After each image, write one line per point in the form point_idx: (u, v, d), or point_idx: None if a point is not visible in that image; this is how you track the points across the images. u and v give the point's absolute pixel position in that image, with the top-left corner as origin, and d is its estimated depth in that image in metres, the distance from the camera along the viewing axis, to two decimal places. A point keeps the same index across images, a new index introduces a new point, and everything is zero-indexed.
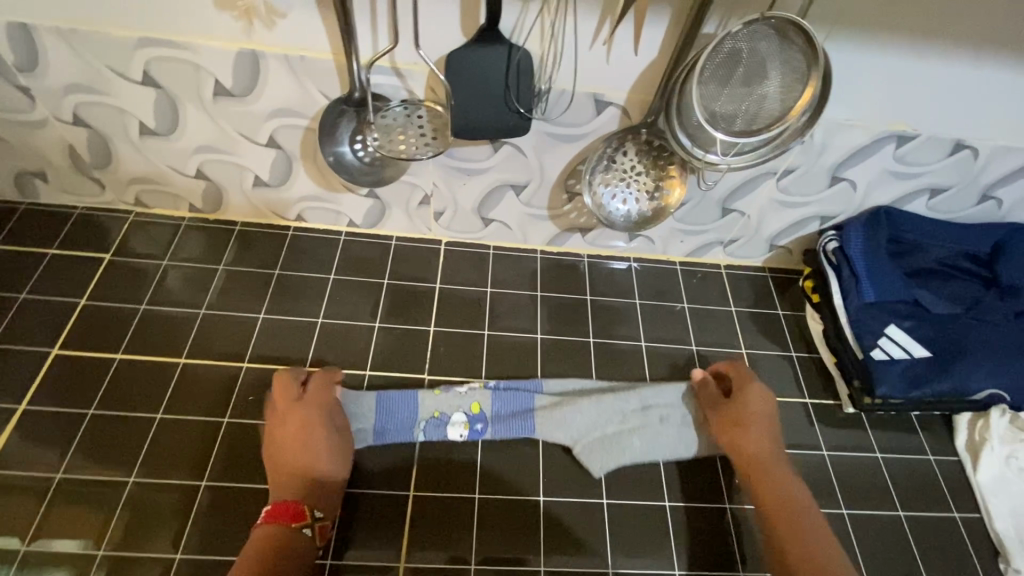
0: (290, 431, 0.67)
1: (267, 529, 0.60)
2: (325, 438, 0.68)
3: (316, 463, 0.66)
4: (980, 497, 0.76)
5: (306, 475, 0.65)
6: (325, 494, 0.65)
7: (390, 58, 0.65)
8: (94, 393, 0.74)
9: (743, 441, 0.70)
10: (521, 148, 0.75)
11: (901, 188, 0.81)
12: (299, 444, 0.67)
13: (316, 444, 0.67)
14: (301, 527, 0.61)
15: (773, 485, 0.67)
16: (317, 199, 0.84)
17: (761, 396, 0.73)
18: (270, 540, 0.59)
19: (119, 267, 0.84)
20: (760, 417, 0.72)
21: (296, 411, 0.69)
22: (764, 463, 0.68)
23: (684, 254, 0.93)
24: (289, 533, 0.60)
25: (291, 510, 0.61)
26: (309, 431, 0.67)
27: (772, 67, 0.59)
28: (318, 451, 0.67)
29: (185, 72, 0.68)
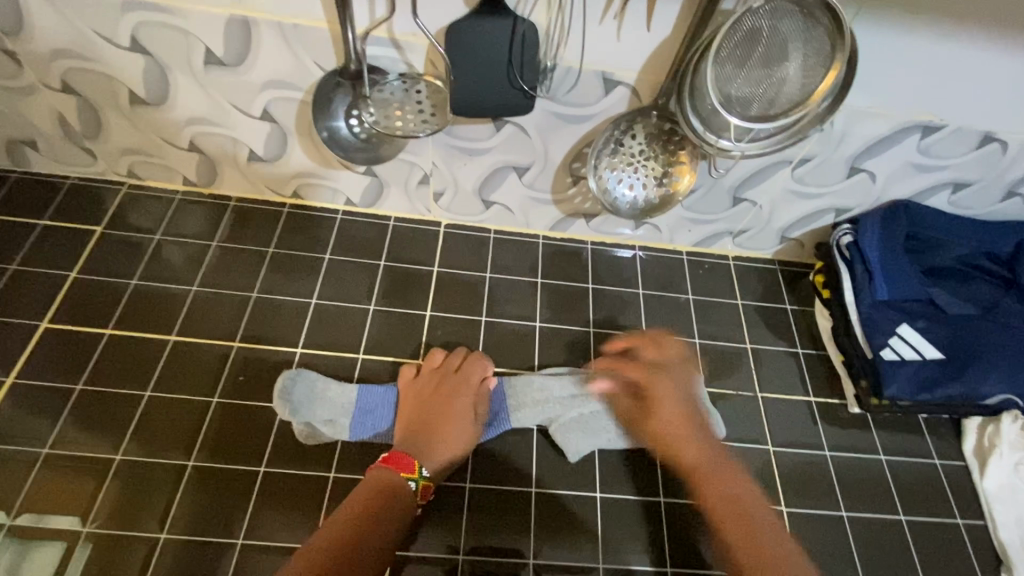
0: (442, 397, 0.70)
1: (380, 473, 0.61)
2: (468, 410, 0.71)
3: (444, 429, 0.69)
4: (985, 504, 0.74)
5: (431, 438, 0.67)
6: (438, 460, 0.66)
7: (388, 28, 0.61)
8: (83, 368, 0.73)
9: (689, 449, 0.57)
10: (524, 128, 0.71)
11: (923, 181, 0.77)
12: (444, 410, 0.69)
13: (458, 412, 0.70)
14: (409, 481, 0.62)
15: (724, 495, 0.53)
16: (314, 176, 0.82)
17: (668, 380, 0.63)
18: (378, 486, 0.60)
19: (112, 240, 0.82)
20: (675, 404, 0.61)
21: (450, 383, 0.72)
22: (715, 480, 0.54)
23: (692, 244, 0.90)
24: (397, 483, 0.61)
25: (404, 461, 0.63)
26: (453, 400, 0.71)
27: (794, 48, 0.55)
28: (456, 419, 0.70)
29: (174, 38, 0.65)
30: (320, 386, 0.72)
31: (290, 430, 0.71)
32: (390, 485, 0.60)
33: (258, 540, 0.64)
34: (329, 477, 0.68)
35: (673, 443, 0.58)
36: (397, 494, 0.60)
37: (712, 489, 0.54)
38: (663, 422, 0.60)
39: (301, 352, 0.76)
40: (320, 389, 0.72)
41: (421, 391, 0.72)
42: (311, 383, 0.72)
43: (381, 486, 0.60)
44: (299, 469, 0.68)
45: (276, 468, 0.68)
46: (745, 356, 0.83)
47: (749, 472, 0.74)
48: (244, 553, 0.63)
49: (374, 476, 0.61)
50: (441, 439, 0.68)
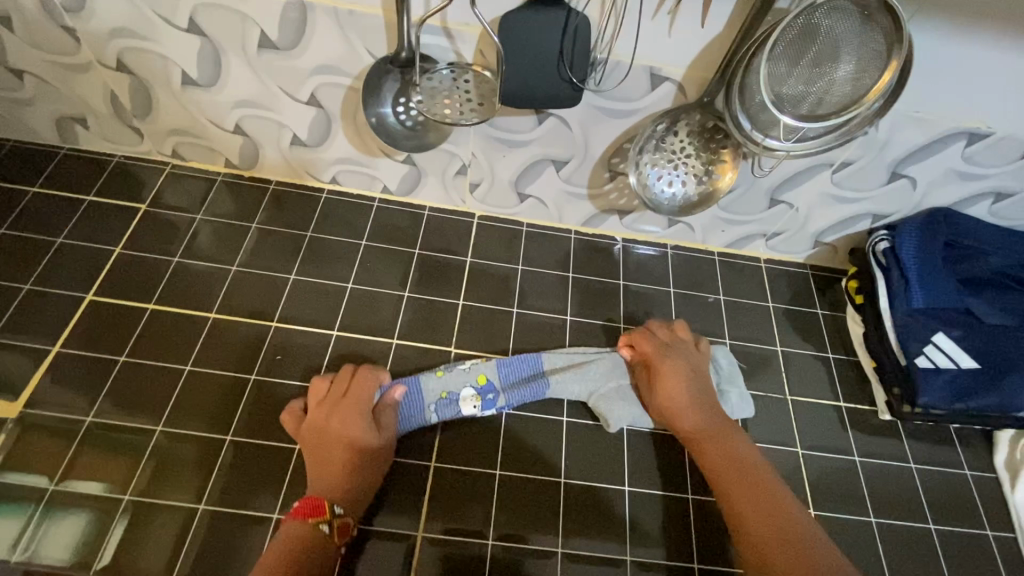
0: (332, 428, 0.67)
1: (290, 526, 0.59)
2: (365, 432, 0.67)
3: (345, 460, 0.65)
4: (1016, 517, 0.73)
5: (334, 474, 0.64)
6: (350, 492, 0.63)
7: (441, 17, 0.62)
8: (125, 342, 0.74)
9: (685, 414, 0.68)
10: (567, 121, 0.72)
11: (964, 189, 0.77)
12: (339, 439, 0.66)
13: (350, 440, 0.66)
14: (320, 524, 0.59)
15: (708, 436, 0.66)
16: (353, 163, 0.83)
17: (677, 362, 0.72)
18: (289, 536, 0.58)
19: (154, 219, 0.84)
20: (684, 382, 0.70)
21: (338, 410, 0.68)
22: (707, 434, 0.67)
23: (724, 245, 0.90)
24: (305, 529, 0.59)
25: (311, 506, 0.60)
26: (342, 429, 0.67)
27: (849, 49, 0.55)
28: (355, 445, 0.66)
29: (230, 20, 0.67)
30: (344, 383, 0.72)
31: None
32: (298, 534, 0.58)
33: None
34: None
35: (676, 412, 0.69)
36: (307, 541, 0.58)
37: (699, 437, 0.67)
38: (673, 393, 0.70)
39: (336, 335, 0.77)
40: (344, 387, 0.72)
41: (314, 426, 0.67)
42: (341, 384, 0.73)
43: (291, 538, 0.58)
44: None
45: None
46: (774, 359, 0.83)
47: (778, 473, 0.74)
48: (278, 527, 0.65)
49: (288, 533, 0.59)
50: (344, 470, 0.64)
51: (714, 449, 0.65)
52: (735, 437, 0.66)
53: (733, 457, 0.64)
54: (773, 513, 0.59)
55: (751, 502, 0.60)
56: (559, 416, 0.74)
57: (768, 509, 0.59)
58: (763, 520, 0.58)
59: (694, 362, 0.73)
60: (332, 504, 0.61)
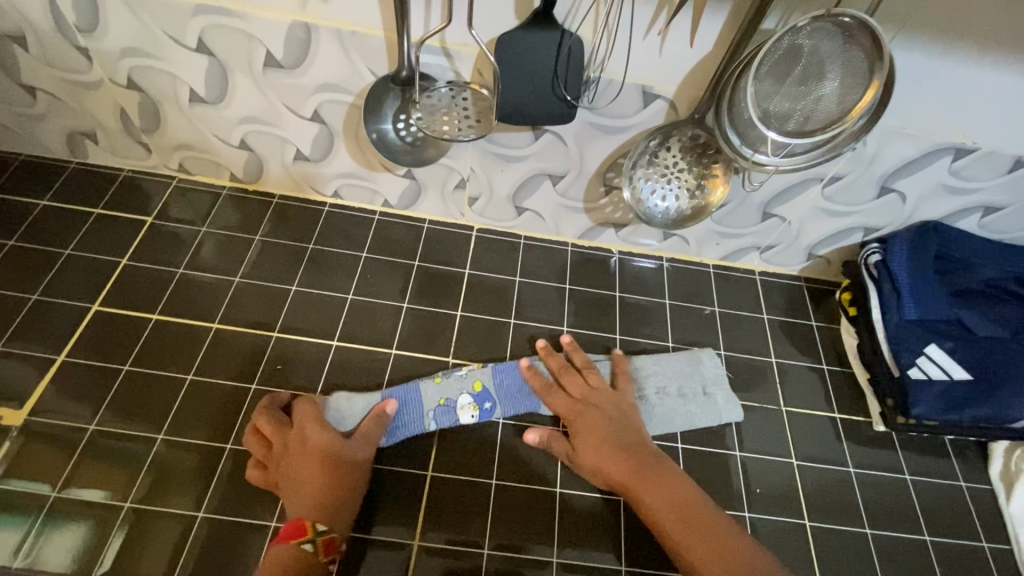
0: (289, 453, 0.66)
1: (276, 551, 0.59)
2: (330, 450, 0.66)
3: (316, 480, 0.64)
4: (1012, 529, 0.74)
5: (308, 495, 0.63)
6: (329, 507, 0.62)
7: (441, 38, 0.64)
8: (129, 351, 0.76)
9: (606, 452, 0.67)
10: (563, 137, 0.74)
11: (954, 203, 0.78)
12: (310, 455, 0.65)
13: (315, 461, 0.65)
14: (303, 543, 0.59)
15: (632, 470, 0.65)
16: (355, 177, 0.85)
17: (593, 395, 0.73)
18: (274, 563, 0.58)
19: (160, 231, 0.86)
20: (600, 416, 0.71)
21: (291, 436, 0.67)
22: (632, 470, 0.65)
23: (718, 257, 0.92)
24: (289, 551, 0.59)
25: (295, 526, 0.60)
26: (301, 452, 0.66)
27: (833, 68, 0.57)
28: (325, 465, 0.65)
29: (238, 41, 0.69)
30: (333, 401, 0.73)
31: None
32: (284, 558, 0.58)
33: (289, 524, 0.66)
34: None
35: (603, 441, 0.68)
36: (293, 562, 0.58)
37: (624, 477, 0.65)
38: (593, 433, 0.69)
39: (336, 345, 0.79)
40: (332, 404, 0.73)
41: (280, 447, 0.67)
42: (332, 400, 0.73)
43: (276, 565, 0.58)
44: None
45: None
46: (769, 370, 0.84)
47: (773, 484, 0.74)
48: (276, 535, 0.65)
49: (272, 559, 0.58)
50: (317, 489, 0.63)
51: (639, 485, 0.64)
52: (653, 459, 0.67)
53: (658, 488, 0.64)
54: (705, 532, 0.60)
55: (689, 533, 0.60)
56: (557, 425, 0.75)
57: (706, 534, 0.60)
58: (705, 548, 0.59)
59: (611, 390, 0.74)
60: (313, 522, 0.61)
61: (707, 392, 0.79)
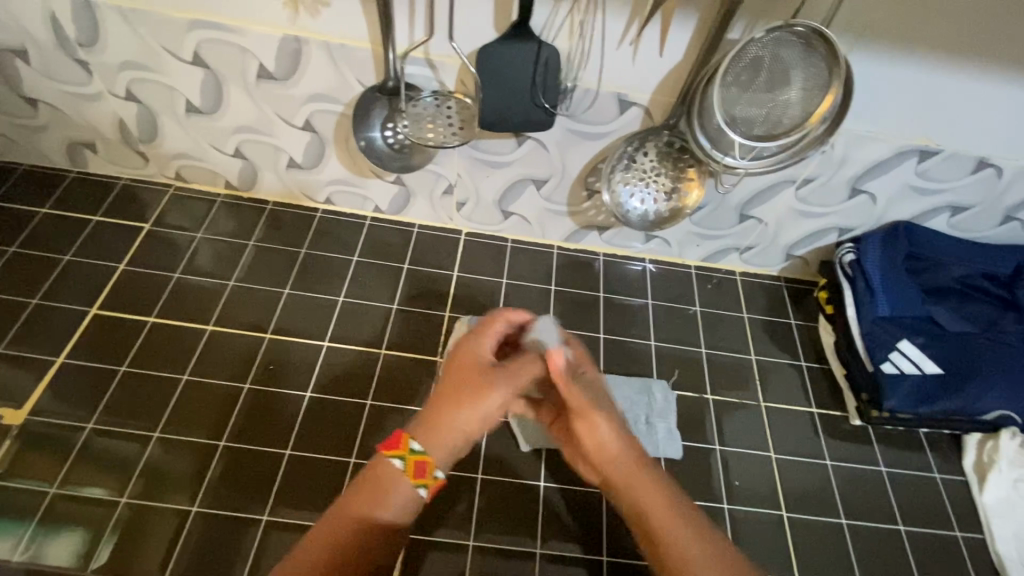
0: (475, 383, 0.54)
1: (386, 479, 0.51)
2: (502, 398, 0.55)
3: (470, 417, 0.54)
4: (985, 519, 0.76)
5: (447, 433, 0.53)
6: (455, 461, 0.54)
7: (425, 50, 0.68)
8: (126, 353, 0.78)
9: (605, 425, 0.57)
10: (544, 143, 0.77)
11: (922, 203, 0.81)
12: (474, 382, 0.54)
13: (496, 405, 0.54)
14: (418, 487, 0.51)
15: (621, 456, 0.55)
16: (345, 183, 0.88)
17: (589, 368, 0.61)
18: (382, 491, 0.51)
19: (157, 237, 0.89)
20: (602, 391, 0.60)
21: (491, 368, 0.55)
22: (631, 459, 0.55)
23: (700, 259, 0.95)
24: (404, 492, 0.51)
25: (415, 462, 0.51)
26: (504, 390, 0.54)
27: (795, 74, 0.60)
28: (484, 414, 0.54)
29: (231, 53, 0.72)
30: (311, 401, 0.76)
31: (312, 419, 0.75)
32: (390, 492, 0.51)
33: (280, 517, 0.68)
34: (349, 462, 0.72)
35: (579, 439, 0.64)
36: (398, 505, 0.51)
37: (617, 458, 0.56)
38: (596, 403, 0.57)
39: (327, 346, 0.81)
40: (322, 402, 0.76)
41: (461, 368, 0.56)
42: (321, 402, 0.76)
43: (376, 495, 0.51)
44: (322, 454, 0.72)
45: (300, 452, 0.72)
46: (749, 368, 0.86)
47: (752, 477, 0.77)
48: (267, 529, 0.67)
49: (374, 494, 0.51)
50: (462, 434, 0.53)
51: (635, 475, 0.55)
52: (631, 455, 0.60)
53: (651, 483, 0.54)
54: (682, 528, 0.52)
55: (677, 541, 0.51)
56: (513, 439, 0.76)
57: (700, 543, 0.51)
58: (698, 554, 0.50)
59: None
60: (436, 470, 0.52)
61: (649, 422, 0.78)
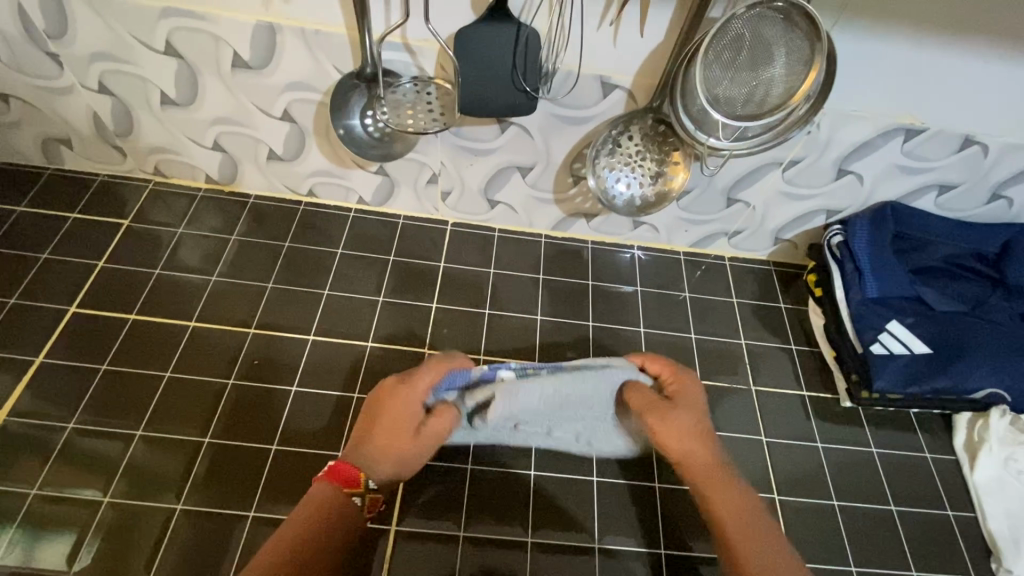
0: (391, 414, 0.61)
1: (322, 488, 0.57)
2: (423, 424, 0.61)
3: (397, 441, 0.60)
4: (976, 497, 0.76)
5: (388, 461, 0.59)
6: (390, 471, 0.60)
7: (402, 34, 0.67)
8: (107, 351, 0.77)
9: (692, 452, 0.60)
10: (527, 129, 0.76)
11: (909, 182, 0.80)
12: (393, 415, 0.61)
13: (419, 447, 0.60)
14: (354, 496, 0.58)
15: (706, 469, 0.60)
16: (328, 175, 0.86)
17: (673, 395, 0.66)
18: (319, 500, 0.57)
19: (137, 233, 0.87)
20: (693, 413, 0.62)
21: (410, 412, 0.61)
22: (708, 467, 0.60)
23: (688, 245, 0.94)
24: (339, 497, 0.57)
25: (348, 476, 0.58)
26: (418, 411, 0.61)
27: (777, 51, 0.60)
28: (407, 440, 0.60)
29: (205, 42, 0.71)
30: (334, 408, 0.75)
31: (298, 414, 0.74)
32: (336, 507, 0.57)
33: (267, 512, 0.67)
34: (337, 457, 0.71)
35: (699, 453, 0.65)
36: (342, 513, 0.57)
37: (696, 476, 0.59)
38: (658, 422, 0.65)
39: (313, 340, 0.80)
40: (323, 405, 0.75)
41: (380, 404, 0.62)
42: (310, 397, 0.75)
43: (320, 499, 0.57)
44: (308, 449, 0.71)
45: (287, 447, 0.71)
46: (739, 353, 0.86)
47: (742, 462, 0.76)
48: (254, 526, 0.66)
49: (317, 492, 0.57)
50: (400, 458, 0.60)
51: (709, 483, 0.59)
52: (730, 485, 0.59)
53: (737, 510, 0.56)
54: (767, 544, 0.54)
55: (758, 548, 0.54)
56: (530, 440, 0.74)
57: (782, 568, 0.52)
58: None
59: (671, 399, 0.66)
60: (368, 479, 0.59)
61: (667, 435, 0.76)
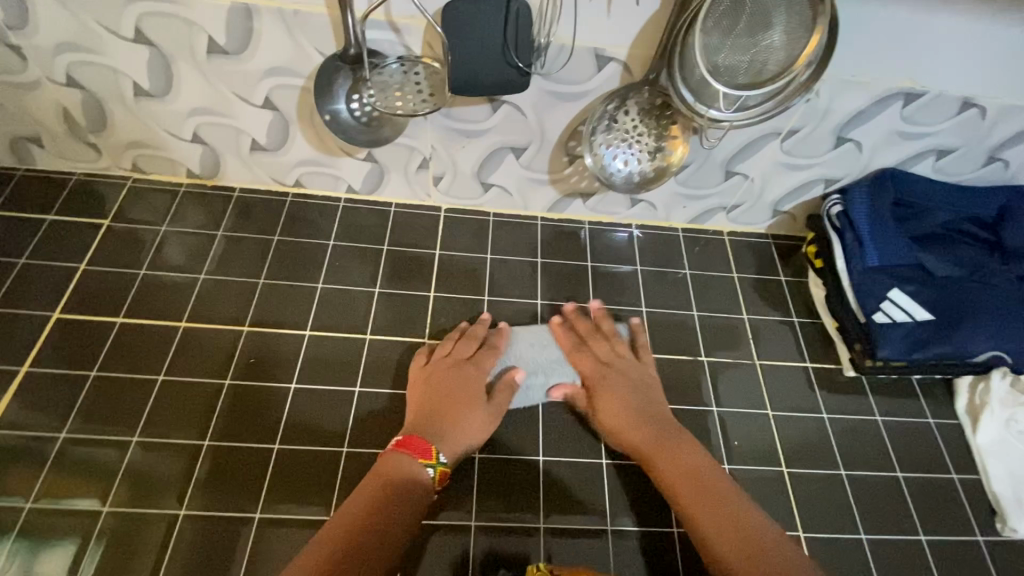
0: (453, 384, 0.70)
1: (388, 465, 0.61)
2: (482, 393, 0.71)
3: (461, 413, 0.68)
4: (980, 459, 0.76)
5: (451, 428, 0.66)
6: (455, 445, 0.66)
7: (386, 11, 0.63)
8: (96, 356, 0.74)
9: (626, 429, 0.69)
10: (520, 107, 0.73)
11: (908, 148, 0.79)
12: (455, 389, 0.70)
13: (480, 409, 0.69)
14: (427, 467, 0.62)
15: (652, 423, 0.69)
16: (315, 164, 0.83)
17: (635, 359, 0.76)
18: (385, 476, 0.60)
19: (118, 233, 0.84)
20: (621, 389, 0.72)
21: (464, 371, 0.72)
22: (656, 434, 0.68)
23: (686, 221, 0.93)
24: (405, 475, 0.61)
25: (421, 447, 0.63)
26: (475, 382, 0.71)
27: (777, 17, 0.58)
28: (469, 410, 0.68)
29: (177, 28, 0.67)
30: (335, 403, 0.73)
31: (298, 411, 0.72)
32: (399, 475, 0.61)
33: (274, 513, 0.66)
34: (341, 453, 0.69)
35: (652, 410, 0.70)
36: (403, 485, 0.60)
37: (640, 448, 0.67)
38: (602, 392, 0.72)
39: (309, 335, 0.78)
40: (325, 401, 0.73)
41: (435, 374, 0.72)
42: (310, 393, 0.73)
43: (386, 475, 0.61)
44: (311, 446, 0.70)
45: (289, 446, 0.70)
46: (742, 328, 0.85)
47: (749, 437, 0.76)
48: (260, 528, 0.65)
49: (384, 466, 0.61)
50: (460, 422, 0.67)
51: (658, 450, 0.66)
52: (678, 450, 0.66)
53: (681, 470, 0.64)
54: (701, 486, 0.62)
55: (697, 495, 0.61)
56: (536, 426, 0.74)
57: (726, 513, 0.59)
58: (723, 529, 0.58)
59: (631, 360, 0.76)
60: (438, 452, 0.63)
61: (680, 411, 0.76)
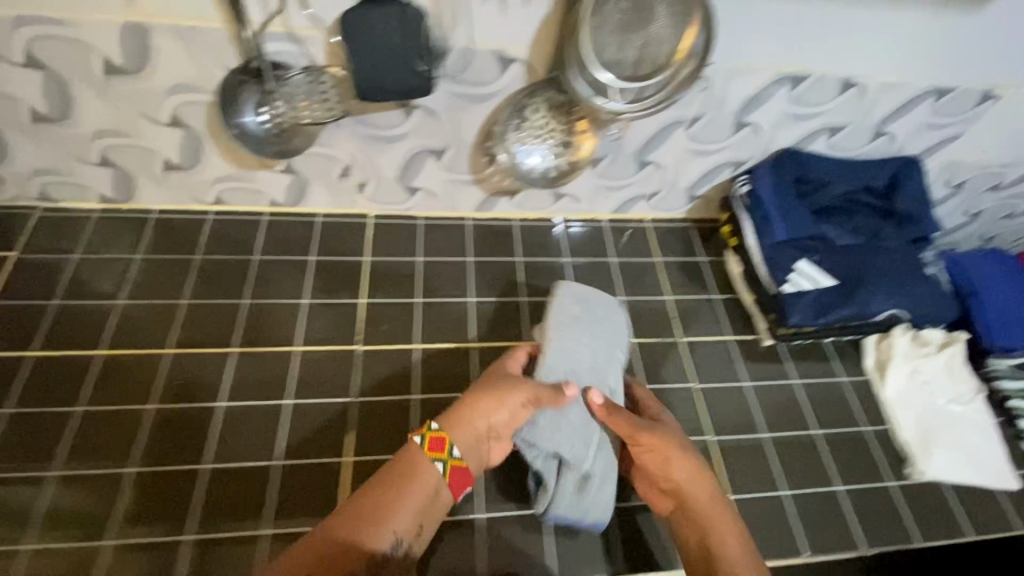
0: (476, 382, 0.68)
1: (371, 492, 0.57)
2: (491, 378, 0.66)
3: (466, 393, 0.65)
4: (889, 410, 0.82)
5: (462, 402, 0.63)
6: (449, 417, 0.62)
7: (283, 23, 0.64)
8: (8, 394, 0.71)
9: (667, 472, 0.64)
10: (432, 110, 0.75)
11: (802, 128, 0.85)
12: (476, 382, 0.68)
13: (483, 388, 0.65)
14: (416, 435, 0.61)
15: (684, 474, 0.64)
16: (233, 180, 0.83)
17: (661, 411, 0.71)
18: (364, 517, 0.55)
19: (28, 265, 0.80)
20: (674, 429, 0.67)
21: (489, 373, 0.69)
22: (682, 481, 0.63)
23: (611, 212, 0.96)
24: (386, 517, 0.56)
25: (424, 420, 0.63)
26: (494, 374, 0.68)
27: (659, 8, 0.62)
28: (474, 389, 0.65)
29: (71, 50, 0.66)
30: (268, 417, 0.73)
31: (230, 428, 0.71)
32: (409, 472, 0.59)
33: (206, 532, 0.64)
34: (274, 465, 0.69)
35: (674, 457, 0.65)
36: (387, 531, 0.55)
37: (689, 486, 0.63)
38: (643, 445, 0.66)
39: (237, 352, 0.77)
40: (259, 416, 0.73)
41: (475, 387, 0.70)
42: (241, 410, 0.73)
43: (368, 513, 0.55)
44: (243, 461, 0.69)
45: (219, 464, 0.68)
46: (668, 309, 0.89)
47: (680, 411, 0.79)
48: (192, 550, 0.63)
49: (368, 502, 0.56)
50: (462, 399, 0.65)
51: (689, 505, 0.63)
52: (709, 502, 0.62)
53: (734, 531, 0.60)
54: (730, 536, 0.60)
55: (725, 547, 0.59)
56: None
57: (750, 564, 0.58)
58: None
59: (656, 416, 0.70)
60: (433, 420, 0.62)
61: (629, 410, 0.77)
